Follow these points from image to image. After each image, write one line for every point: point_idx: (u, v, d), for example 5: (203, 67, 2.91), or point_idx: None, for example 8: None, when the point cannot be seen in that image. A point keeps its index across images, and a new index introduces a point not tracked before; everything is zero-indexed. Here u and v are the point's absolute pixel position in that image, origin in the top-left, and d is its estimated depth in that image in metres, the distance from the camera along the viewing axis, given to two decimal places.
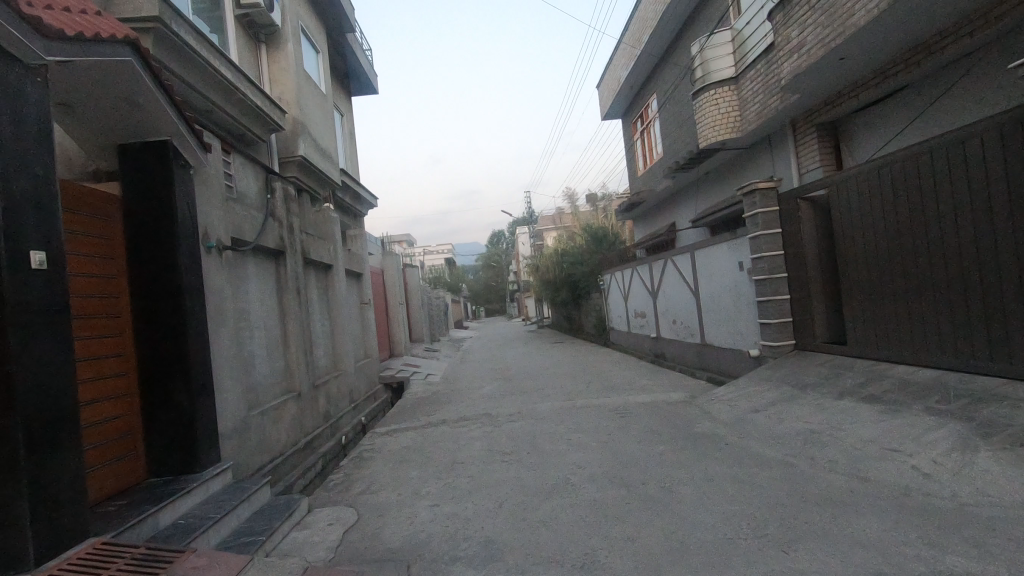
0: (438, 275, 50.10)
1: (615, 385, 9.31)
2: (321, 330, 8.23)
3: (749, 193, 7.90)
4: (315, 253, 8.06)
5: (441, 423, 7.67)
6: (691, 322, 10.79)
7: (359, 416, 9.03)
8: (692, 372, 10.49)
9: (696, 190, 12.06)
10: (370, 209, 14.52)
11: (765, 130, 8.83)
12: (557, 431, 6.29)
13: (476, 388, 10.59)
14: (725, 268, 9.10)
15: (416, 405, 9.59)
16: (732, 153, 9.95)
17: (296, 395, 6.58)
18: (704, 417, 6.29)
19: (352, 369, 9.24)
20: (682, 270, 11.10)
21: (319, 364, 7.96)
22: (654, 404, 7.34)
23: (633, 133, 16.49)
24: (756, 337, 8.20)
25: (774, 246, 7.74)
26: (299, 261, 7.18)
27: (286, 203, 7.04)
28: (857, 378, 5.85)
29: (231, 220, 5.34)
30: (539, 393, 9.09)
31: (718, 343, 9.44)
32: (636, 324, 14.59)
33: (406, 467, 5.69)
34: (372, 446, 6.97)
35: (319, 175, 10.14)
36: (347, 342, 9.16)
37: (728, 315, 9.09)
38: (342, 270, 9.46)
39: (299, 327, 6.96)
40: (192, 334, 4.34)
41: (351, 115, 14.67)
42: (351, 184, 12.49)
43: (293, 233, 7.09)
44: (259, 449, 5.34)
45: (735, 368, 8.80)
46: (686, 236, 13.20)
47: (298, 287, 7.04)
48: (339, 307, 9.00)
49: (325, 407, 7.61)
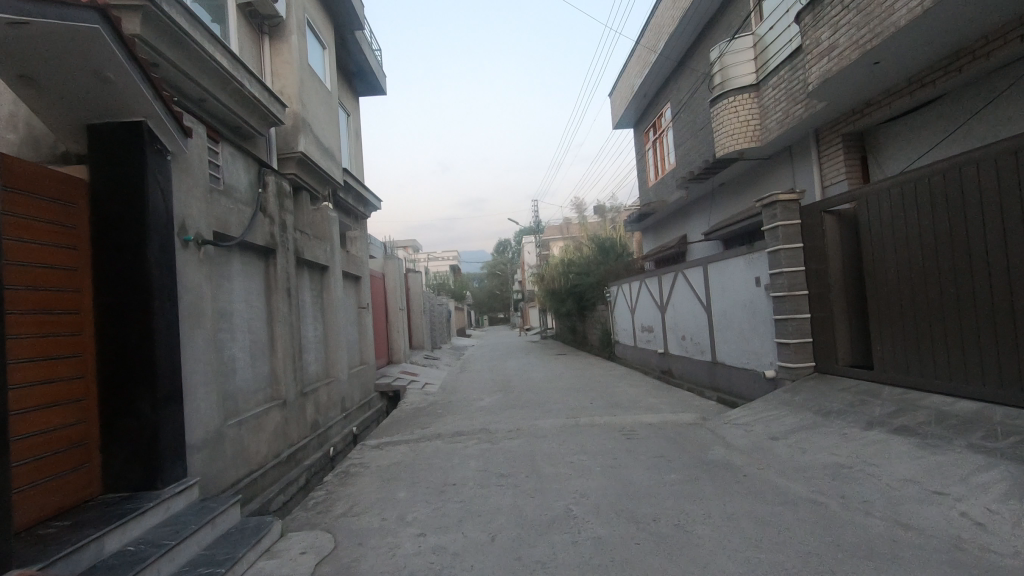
0: (443, 281, 49.81)
1: (620, 403, 8.84)
2: (313, 335, 7.82)
3: (769, 205, 7.49)
4: (310, 253, 7.68)
5: (436, 437, 7.22)
6: (702, 339, 10.34)
7: (350, 426, 8.59)
8: (701, 392, 10.01)
9: (710, 202, 11.63)
10: (373, 211, 14.16)
11: (786, 140, 8.42)
12: (559, 452, 5.84)
13: (474, 400, 10.13)
14: (740, 283, 8.64)
15: (410, 416, 9.14)
16: (750, 164, 9.53)
17: (281, 404, 6.15)
18: (718, 443, 5.82)
19: (345, 376, 8.81)
20: (693, 285, 10.67)
21: (310, 371, 7.53)
22: (663, 425, 6.88)
23: (645, 143, 16.13)
24: (772, 358, 7.75)
25: (794, 261, 7.30)
26: (291, 260, 6.79)
27: (280, 198, 6.67)
28: (887, 407, 5.37)
29: (215, 213, 4.96)
30: (540, 408, 8.63)
31: (731, 362, 8.96)
32: (643, 339, 14.10)
33: (395, 487, 5.25)
34: (361, 461, 6.53)
35: (319, 173, 9.79)
36: (341, 349, 8.75)
37: (741, 333, 8.64)
38: (339, 272, 9.06)
39: (288, 331, 6.56)
40: (161, 336, 3.94)
41: (357, 115, 14.37)
42: (354, 184, 12.12)
43: (287, 231, 6.72)
44: (234, 463, 4.91)
45: (748, 390, 8.34)
46: (698, 249, 12.77)
47: (289, 288, 6.65)
48: (334, 311, 8.60)
49: (313, 417, 7.18)
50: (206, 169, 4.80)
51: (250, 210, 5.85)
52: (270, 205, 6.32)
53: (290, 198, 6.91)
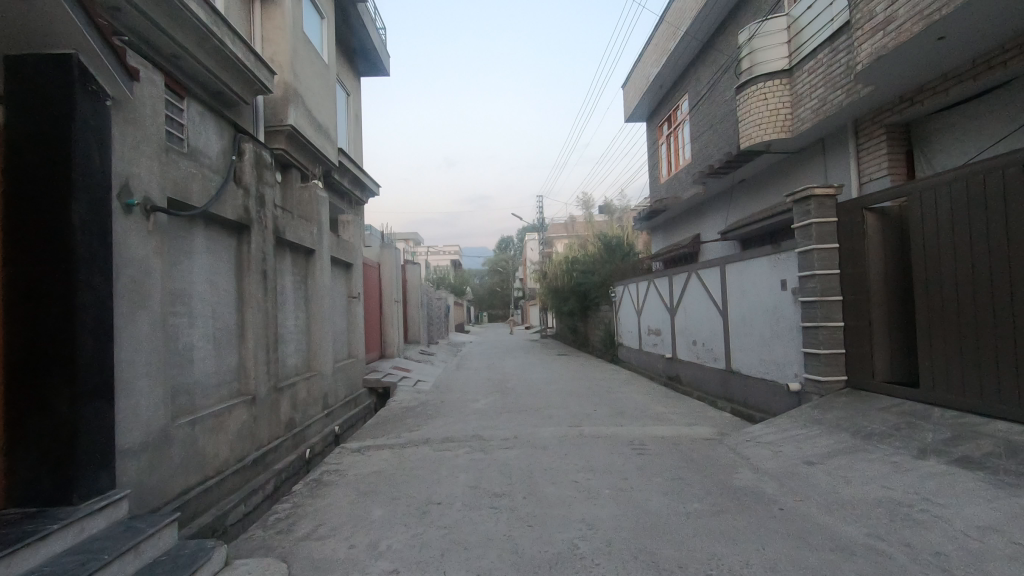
0: (444, 275, 49.15)
1: (627, 411, 8.15)
2: (293, 324, 7.11)
3: (802, 200, 6.77)
4: (294, 234, 6.97)
5: (423, 443, 6.51)
6: (715, 346, 9.65)
7: (334, 424, 7.90)
8: (713, 402, 9.32)
9: (728, 199, 10.91)
10: (370, 196, 13.45)
11: (821, 131, 7.69)
12: (561, 467, 5.14)
13: (469, 401, 9.43)
14: (763, 286, 7.93)
15: (399, 416, 8.44)
16: (777, 157, 8.79)
17: (249, 400, 5.44)
18: (743, 465, 5.11)
19: (329, 371, 8.12)
20: (708, 286, 9.97)
21: (287, 363, 6.82)
22: (677, 440, 6.18)
23: (658, 137, 15.42)
24: (797, 370, 7.06)
25: (828, 263, 6.58)
26: (269, 239, 6.08)
27: (260, 170, 5.96)
28: (942, 432, 4.65)
29: (172, 177, 4.25)
30: (537, 414, 7.93)
31: (749, 372, 8.26)
32: (649, 342, 13.40)
33: (370, 503, 4.54)
34: (337, 467, 5.81)
35: (310, 149, 9.08)
36: (325, 340, 8.04)
37: (762, 341, 7.95)
38: (327, 257, 8.36)
39: (262, 318, 5.84)
40: (86, 317, 3.22)
41: (356, 95, 13.64)
42: (348, 166, 11.40)
43: (265, 207, 6.00)
44: (183, 470, 4.20)
45: (768, 404, 7.65)
46: (712, 249, 12.06)
47: (265, 271, 5.94)
48: (319, 299, 7.89)
49: (288, 414, 6.47)
50: (162, 123, 4.08)
51: (221, 178, 5.13)
52: (245, 175, 5.59)
53: (271, 170, 6.19)
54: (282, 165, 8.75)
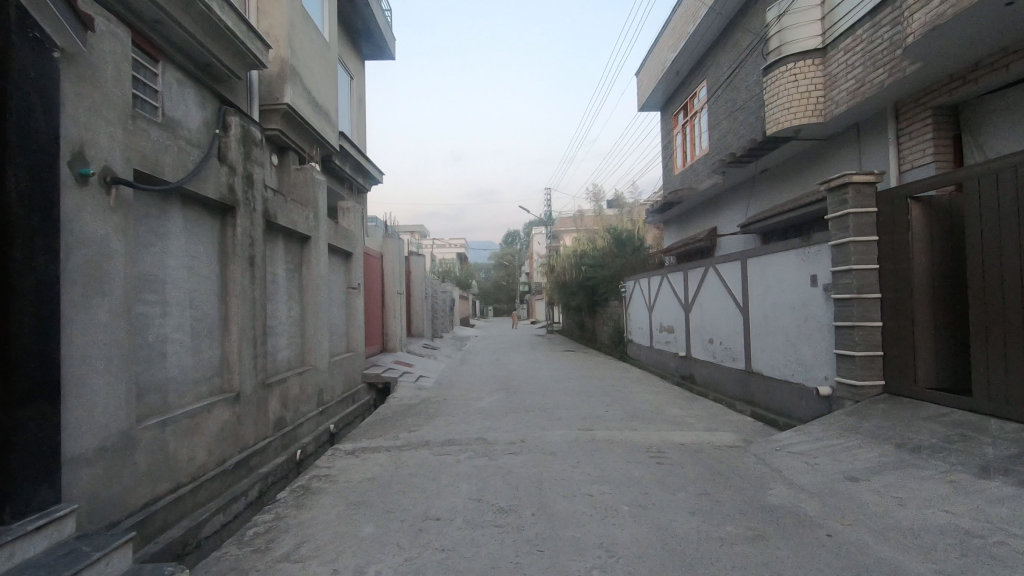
0: (448, 268, 48.68)
1: (641, 413, 7.63)
2: (285, 315, 6.63)
3: (838, 188, 6.22)
4: (287, 218, 6.48)
5: (423, 447, 6.01)
6: (734, 345, 9.12)
7: (329, 422, 7.44)
8: (731, 404, 8.82)
9: (748, 190, 10.35)
10: (372, 184, 12.96)
11: (857, 115, 7.12)
12: (573, 478, 4.64)
13: (473, 399, 8.93)
14: (789, 282, 7.40)
15: (398, 414, 7.97)
16: (806, 144, 8.22)
17: (231, 397, 4.96)
18: (776, 479, 4.60)
19: (324, 365, 7.65)
20: (726, 281, 9.43)
21: (278, 358, 6.34)
22: (699, 448, 5.66)
23: (673, 127, 14.85)
24: (828, 372, 6.53)
25: (865, 258, 6.04)
26: (258, 223, 5.60)
27: (249, 147, 5.47)
28: (1007, 447, 4.11)
29: (139, 147, 3.76)
30: (545, 414, 7.43)
31: (772, 373, 7.74)
32: (661, 340, 12.89)
33: (361, 517, 4.05)
34: (328, 472, 5.32)
35: (308, 130, 8.59)
36: (320, 333, 7.56)
37: (787, 341, 7.42)
38: (324, 245, 7.88)
39: (249, 308, 5.36)
40: (22, 303, 2.73)
41: (358, 78, 13.18)
42: (350, 151, 10.91)
43: (254, 187, 5.51)
44: (149, 478, 3.73)
45: (793, 408, 7.13)
46: (729, 243, 11.49)
47: (253, 257, 5.46)
48: (314, 289, 7.40)
49: (277, 413, 5.99)
50: (126, 85, 3.59)
51: (202, 152, 4.63)
52: (231, 152, 5.10)
53: (261, 147, 5.70)
54: (278, 146, 8.28)
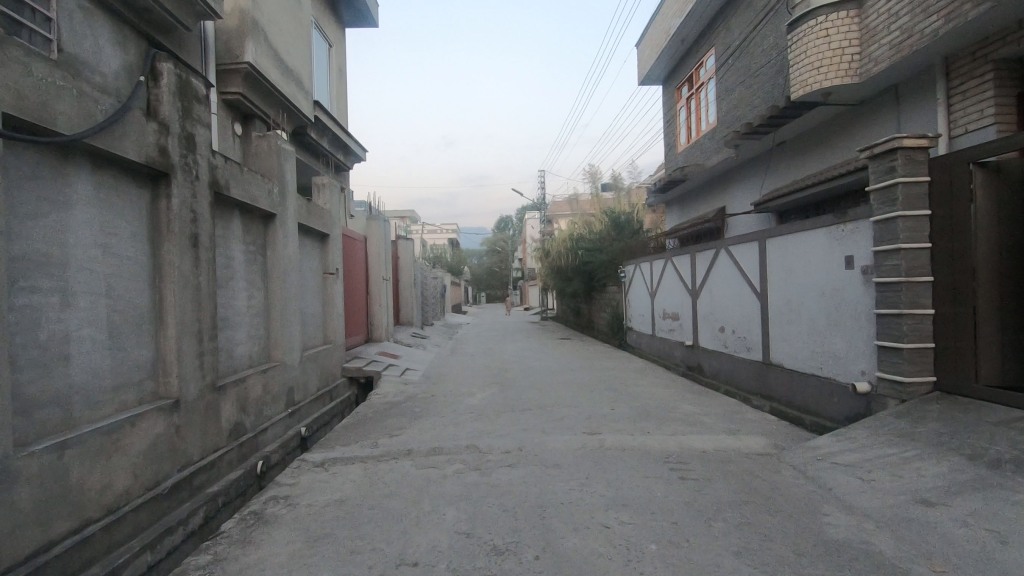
0: (439, 254, 47.59)
1: (651, 412, 6.83)
2: (244, 305, 5.73)
3: (884, 154, 5.37)
4: (245, 191, 5.56)
5: (404, 456, 5.17)
6: (749, 335, 8.35)
7: (300, 424, 6.59)
8: (747, 399, 8.09)
9: (762, 165, 9.52)
10: (354, 161, 12.02)
11: (897, 74, 6.27)
12: (583, 501, 3.83)
13: (463, 395, 8.10)
14: (817, 264, 6.60)
15: (379, 414, 7.12)
16: (836, 110, 7.35)
17: (167, 406, 4.07)
18: (826, 502, 3.81)
19: (294, 360, 6.77)
20: (740, 265, 8.62)
21: (235, 354, 5.46)
22: (726, 459, 4.86)
23: (675, 101, 13.98)
24: (866, 367, 5.77)
25: (916, 235, 5.20)
26: (203, 193, 4.69)
27: (190, 102, 4.55)
28: None
29: (12, 85, 2.83)
30: (544, 414, 6.62)
31: (796, 367, 7.00)
32: (664, 327, 12.14)
33: (318, 560, 3.21)
34: (289, 491, 4.47)
35: (274, 93, 7.63)
36: (289, 325, 6.67)
37: (814, 331, 6.65)
38: (294, 223, 6.97)
39: (192, 297, 4.46)
40: None
41: (338, 46, 12.30)
42: (327, 124, 10.00)
43: (196, 150, 4.59)
44: (37, 520, 2.87)
45: (823, 407, 6.39)
46: (740, 223, 10.66)
47: (197, 236, 4.55)
48: (281, 275, 6.50)
49: (233, 419, 5.11)
50: None
51: (118, 101, 3.70)
52: (164, 105, 4.17)
53: (205, 103, 4.77)
54: (240, 110, 7.33)
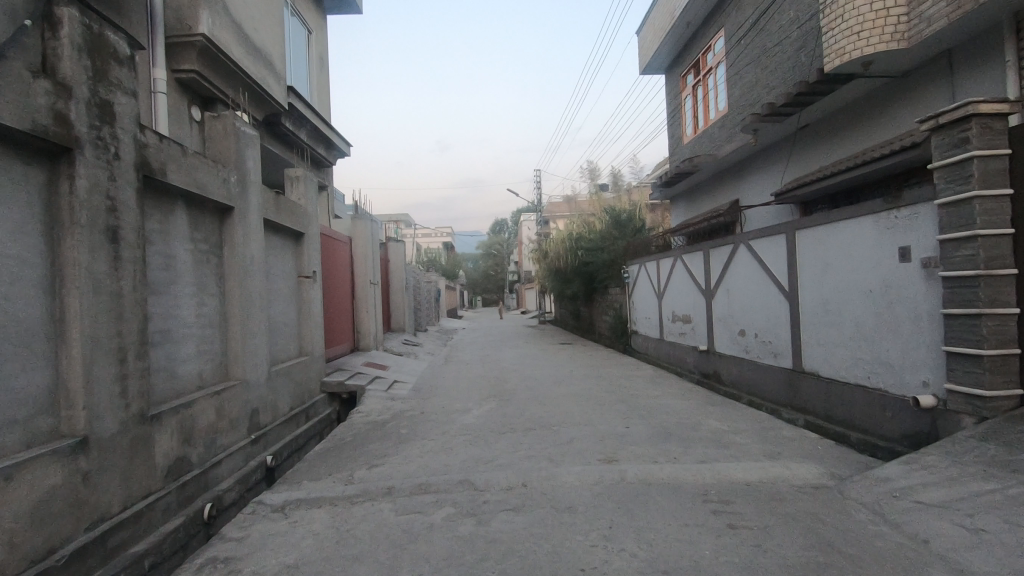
0: (433, 258, 46.66)
1: (673, 430, 5.94)
2: (193, 314, 4.80)
3: (952, 123, 4.52)
4: (190, 178, 4.64)
5: (383, 497, 4.22)
6: (776, 339, 7.49)
7: (267, 452, 5.65)
8: (775, 411, 7.22)
9: (783, 152, 8.69)
10: (338, 155, 11.15)
11: (953, 36, 5.43)
12: (607, 568, 2.93)
13: (457, 413, 7.16)
14: (861, 257, 5.75)
15: (360, 437, 6.18)
16: (876, 83, 6.51)
17: (67, 447, 3.14)
18: (924, 566, 2.93)
19: (260, 377, 5.83)
20: (763, 261, 7.77)
21: (179, 374, 4.54)
22: (779, 496, 3.95)
23: (680, 90, 13.18)
24: (929, 377, 4.92)
25: (995, 220, 4.36)
26: (128, 177, 3.78)
27: (109, 62, 3.64)
28: None
29: None
30: (550, 436, 5.70)
31: (838, 375, 6.14)
32: (674, 331, 11.27)
33: None
34: (234, 551, 3.52)
35: (238, 73, 6.75)
36: (254, 336, 5.73)
37: (859, 334, 5.79)
38: (260, 218, 6.06)
39: (110, 305, 3.53)
40: None
41: (319, 33, 11.46)
42: (304, 113, 9.12)
43: (118, 121, 3.69)
44: None
45: (874, 423, 5.54)
46: (756, 217, 9.81)
47: (117, 230, 3.63)
48: (242, 279, 5.58)
49: (174, 454, 4.19)
50: None
51: None
52: (64, 62, 3.27)
53: (130, 65, 3.86)
54: (196, 91, 6.46)
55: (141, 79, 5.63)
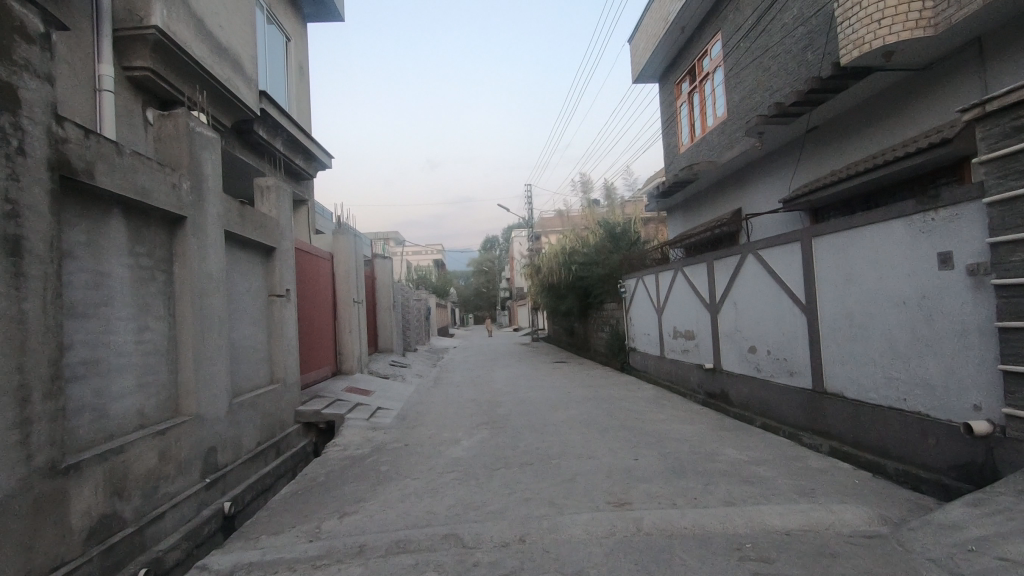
0: (423, 275, 45.92)
1: (687, 463, 5.28)
2: (131, 341, 4.11)
3: (1003, 110, 3.98)
4: (127, 183, 3.98)
5: (354, 559, 3.51)
6: (791, 356, 6.88)
7: (224, 498, 4.91)
8: (795, 435, 6.58)
9: (791, 156, 8.17)
10: (318, 167, 10.52)
11: (987, 21, 4.93)
12: None
13: (445, 444, 6.44)
14: (892, 264, 5.18)
15: (334, 476, 5.45)
16: (896, 77, 6.03)
17: None
18: None
19: (218, 410, 5.11)
20: (775, 271, 7.19)
21: (111, 412, 3.82)
22: (828, 551, 3.29)
23: (675, 97, 12.73)
24: (981, 401, 4.31)
25: None
26: (35, 176, 3.10)
27: (13, 36, 3.00)
28: None
29: None
30: (550, 473, 5.01)
31: (868, 397, 5.52)
32: (676, 348, 10.65)
33: None
34: None
35: (199, 72, 6.13)
36: (211, 364, 5.03)
37: (891, 351, 5.19)
38: (220, 231, 5.39)
39: (4, 335, 2.84)
40: None
41: (297, 40, 10.91)
42: (280, 120, 8.51)
43: (22, 108, 3.03)
44: None
45: (914, 451, 4.91)
46: (762, 226, 9.26)
47: (19, 240, 2.96)
48: (197, 299, 4.88)
49: (99, 511, 3.47)
50: None
51: None
52: None
53: (43, 44, 3.21)
54: (151, 91, 5.82)
55: (83, 75, 5.00)
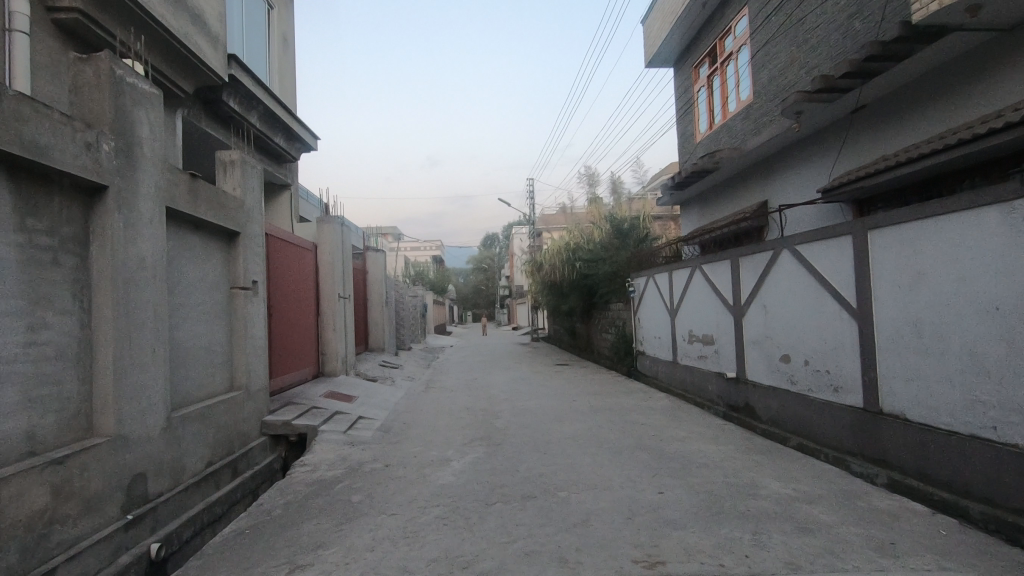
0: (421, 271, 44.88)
1: (723, 499, 4.36)
2: (14, 344, 3.14)
3: None
4: (9, 134, 3.03)
5: None
6: (835, 369, 5.94)
7: (153, 536, 3.95)
8: (840, 461, 5.63)
9: (834, 140, 7.21)
10: (302, 148, 9.53)
11: None
12: None
13: (434, 467, 5.48)
14: (979, 261, 4.23)
15: (295, 508, 4.48)
16: (975, 39, 5.08)
17: None
18: None
19: (150, 427, 4.15)
20: (816, 270, 6.23)
21: None
22: None
23: (692, 82, 11.74)
24: None
25: None
26: None
27: None
28: None
29: None
30: (557, 512, 4.06)
31: (942, 422, 4.57)
32: (691, 353, 9.72)
33: None
34: None
35: (143, 17, 5.16)
36: (142, 370, 4.07)
37: (977, 368, 4.24)
38: (161, 207, 4.43)
39: None
40: None
41: (281, 8, 9.91)
42: (254, 90, 7.53)
43: None
44: None
45: (1006, 492, 3.97)
46: (793, 220, 8.29)
47: None
48: (122, 291, 3.91)
49: None
50: None
51: None
52: None
53: None
54: (81, 37, 4.84)
55: None
